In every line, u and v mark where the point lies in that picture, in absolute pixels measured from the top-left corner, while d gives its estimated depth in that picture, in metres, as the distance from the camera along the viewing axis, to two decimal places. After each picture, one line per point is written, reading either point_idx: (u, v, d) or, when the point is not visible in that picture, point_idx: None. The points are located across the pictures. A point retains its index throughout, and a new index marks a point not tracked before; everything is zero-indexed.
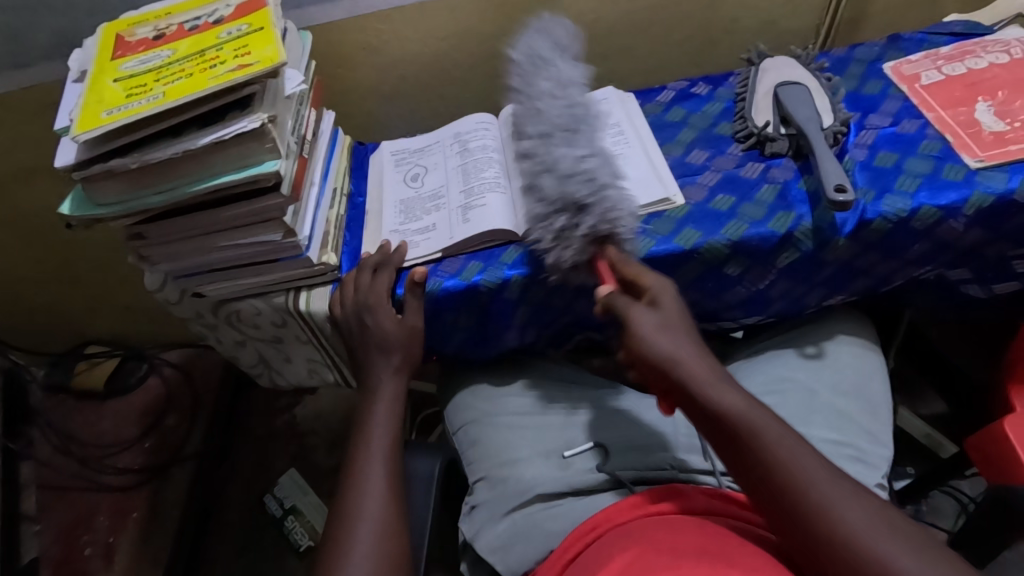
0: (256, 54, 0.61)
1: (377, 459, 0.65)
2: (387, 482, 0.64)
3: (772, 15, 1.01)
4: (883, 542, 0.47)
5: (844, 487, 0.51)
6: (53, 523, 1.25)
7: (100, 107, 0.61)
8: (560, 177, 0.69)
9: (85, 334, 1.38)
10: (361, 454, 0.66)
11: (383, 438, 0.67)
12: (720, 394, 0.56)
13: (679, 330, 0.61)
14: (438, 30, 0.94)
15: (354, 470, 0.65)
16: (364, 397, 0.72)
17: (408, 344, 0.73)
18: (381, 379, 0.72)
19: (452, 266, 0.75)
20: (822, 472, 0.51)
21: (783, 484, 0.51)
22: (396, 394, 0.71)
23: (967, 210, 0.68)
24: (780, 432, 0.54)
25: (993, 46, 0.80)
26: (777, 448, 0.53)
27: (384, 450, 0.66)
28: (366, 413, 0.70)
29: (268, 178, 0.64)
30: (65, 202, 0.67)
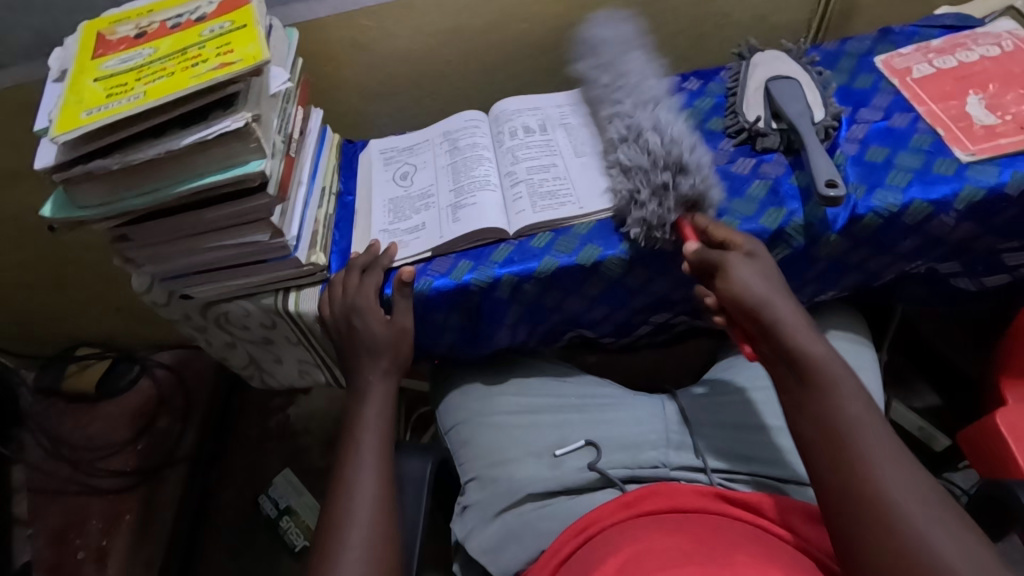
0: (239, 52, 0.60)
1: (368, 461, 0.64)
2: (379, 483, 0.63)
3: (762, 9, 1.01)
4: (923, 512, 0.47)
5: (904, 462, 0.50)
6: (45, 527, 1.23)
7: (80, 108, 0.60)
8: (663, 138, 0.73)
9: (76, 336, 1.37)
10: (352, 455, 0.65)
11: (375, 439, 0.67)
12: (801, 340, 0.57)
13: (773, 279, 0.63)
14: (426, 26, 0.93)
15: (345, 471, 0.64)
16: (354, 398, 0.72)
17: (398, 345, 0.73)
18: (372, 379, 0.72)
19: (441, 266, 0.75)
20: (879, 439, 0.51)
21: (839, 432, 0.52)
22: (384, 396, 0.71)
23: (957, 205, 0.68)
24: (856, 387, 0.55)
25: (983, 39, 0.80)
26: (848, 401, 0.54)
27: (376, 451, 0.66)
28: (357, 414, 0.69)
29: (254, 178, 0.63)
30: (47, 204, 0.66)
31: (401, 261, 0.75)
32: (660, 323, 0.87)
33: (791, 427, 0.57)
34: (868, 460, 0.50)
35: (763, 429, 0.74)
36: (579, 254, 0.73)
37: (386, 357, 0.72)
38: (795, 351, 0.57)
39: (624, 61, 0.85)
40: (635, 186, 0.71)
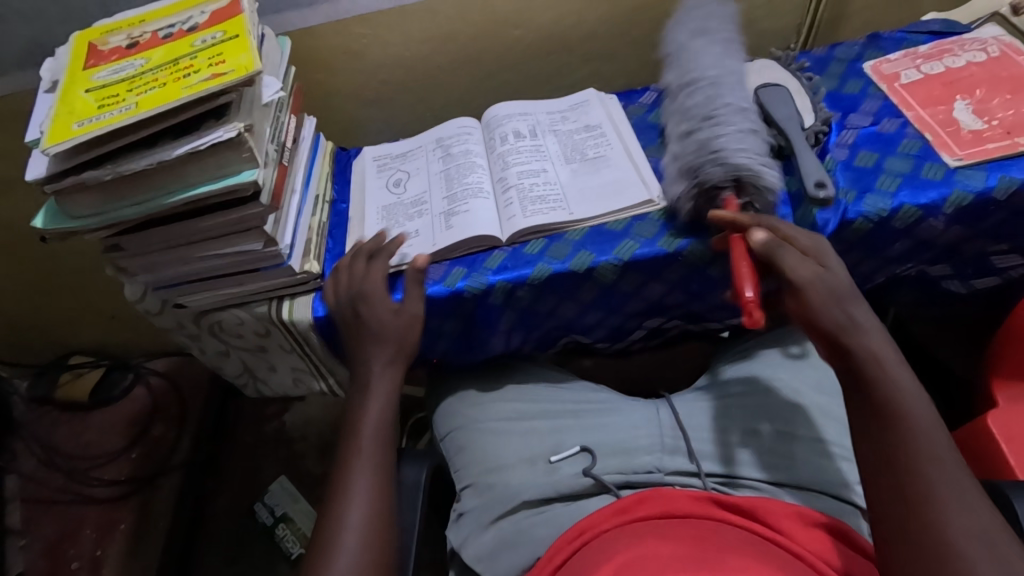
0: (230, 62, 0.60)
1: (364, 470, 0.64)
2: (375, 491, 0.63)
3: (751, 16, 1.02)
4: (976, 549, 0.48)
5: (971, 498, 0.51)
6: (38, 538, 1.22)
7: (71, 118, 0.60)
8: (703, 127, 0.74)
9: (70, 345, 1.37)
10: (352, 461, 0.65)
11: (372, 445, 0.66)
12: (886, 365, 0.58)
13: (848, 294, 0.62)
14: (419, 34, 0.94)
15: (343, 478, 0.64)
16: (356, 397, 0.71)
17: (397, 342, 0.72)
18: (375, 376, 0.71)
19: (447, 269, 0.75)
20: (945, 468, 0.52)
21: (906, 459, 0.53)
22: (386, 396, 0.71)
23: (946, 209, 0.69)
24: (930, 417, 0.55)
25: (969, 45, 0.81)
26: (921, 429, 0.54)
27: (372, 459, 0.65)
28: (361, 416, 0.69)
29: (246, 188, 0.63)
30: (38, 215, 0.65)
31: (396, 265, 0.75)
32: (654, 327, 0.87)
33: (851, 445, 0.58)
34: (931, 483, 0.52)
35: (757, 434, 0.75)
36: (571, 261, 0.73)
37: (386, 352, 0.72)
38: (872, 376, 0.58)
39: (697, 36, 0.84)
40: (686, 168, 0.72)
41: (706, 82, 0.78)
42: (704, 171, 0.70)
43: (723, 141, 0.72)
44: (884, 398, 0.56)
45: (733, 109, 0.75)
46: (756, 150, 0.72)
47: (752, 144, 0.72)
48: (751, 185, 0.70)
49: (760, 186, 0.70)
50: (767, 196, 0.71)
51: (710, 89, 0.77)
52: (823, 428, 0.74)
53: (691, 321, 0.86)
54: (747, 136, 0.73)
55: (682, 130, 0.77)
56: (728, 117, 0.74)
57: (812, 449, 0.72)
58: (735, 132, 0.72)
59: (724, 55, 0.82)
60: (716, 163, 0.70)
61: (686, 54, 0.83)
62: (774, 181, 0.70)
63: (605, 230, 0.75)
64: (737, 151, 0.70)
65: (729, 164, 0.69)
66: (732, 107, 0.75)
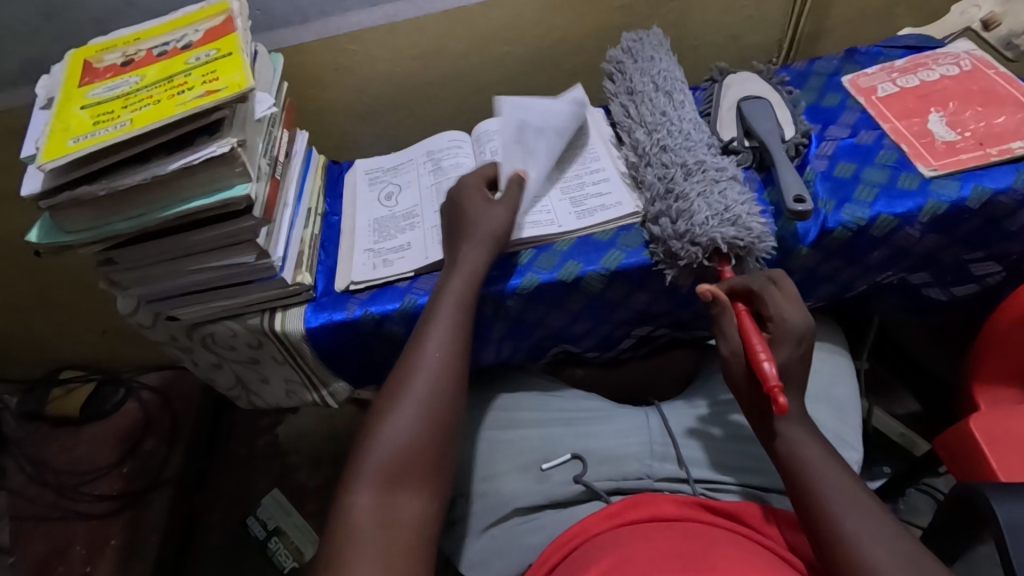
0: (224, 80, 0.62)
1: (416, 398, 0.61)
2: (422, 421, 0.60)
3: (733, 30, 1.04)
4: (860, 518, 0.54)
5: (843, 470, 0.58)
6: (27, 555, 1.21)
7: (67, 135, 0.61)
8: (666, 192, 0.74)
9: (60, 359, 1.36)
10: (402, 388, 0.62)
11: (432, 370, 0.63)
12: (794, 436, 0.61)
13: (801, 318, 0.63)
14: (410, 50, 0.96)
15: (391, 402, 0.61)
16: (421, 322, 0.67)
17: (475, 266, 0.70)
18: (449, 300, 0.68)
19: (546, 261, 0.75)
20: (872, 519, 0.54)
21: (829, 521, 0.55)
22: (456, 321, 0.66)
23: (921, 217, 0.71)
24: (841, 471, 0.58)
25: (943, 58, 0.83)
26: (830, 485, 0.57)
27: (427, 385, 0.62)
28: (420, 342, 0.65)
29: (239, 202, 0.64)
30: (32, 230, 0.66)
31: (363, 283, 0.77)
32: (642, 336, 0.88)
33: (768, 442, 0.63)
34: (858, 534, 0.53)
35: (741, 439, 0.76)
36: (560, 271, 0.74)
37: (467, 267, 0.70)
38: (791, 455, 0.60)
39: (643, 83, 0.84)
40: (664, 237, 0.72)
41: (655, 150, 0.78)
42: (678, 244, 0.70)
43: (694, 206, 0.70)
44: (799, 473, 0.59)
45: (693, 166, 0.74)
46: (728, 200, 0.71)
47: (720, 201, 0.70)
48: (736, 244, 0.69)
49: (741, 238, 0.69)
50: (758, 244, 0.70)
51: (661, 157, 0.77)
52: None
53: (679, 329, 0.87)
54: (714, 191, 0.72)
55: (648, 194, 0.76)
56: (682, 186, 0.73)
57: None
58: (702, 192, 0.72)
59: (668, 108, 0.82)
60: (687, 236, 0.70)
61: (629, 125, 0.83)
62: (765, 245, 0.70)
63: (592, 241, 0.76)
64: (699, 220, 0.69)
65: (700, 238, 0.69)
66: (689, 168, 0.74)
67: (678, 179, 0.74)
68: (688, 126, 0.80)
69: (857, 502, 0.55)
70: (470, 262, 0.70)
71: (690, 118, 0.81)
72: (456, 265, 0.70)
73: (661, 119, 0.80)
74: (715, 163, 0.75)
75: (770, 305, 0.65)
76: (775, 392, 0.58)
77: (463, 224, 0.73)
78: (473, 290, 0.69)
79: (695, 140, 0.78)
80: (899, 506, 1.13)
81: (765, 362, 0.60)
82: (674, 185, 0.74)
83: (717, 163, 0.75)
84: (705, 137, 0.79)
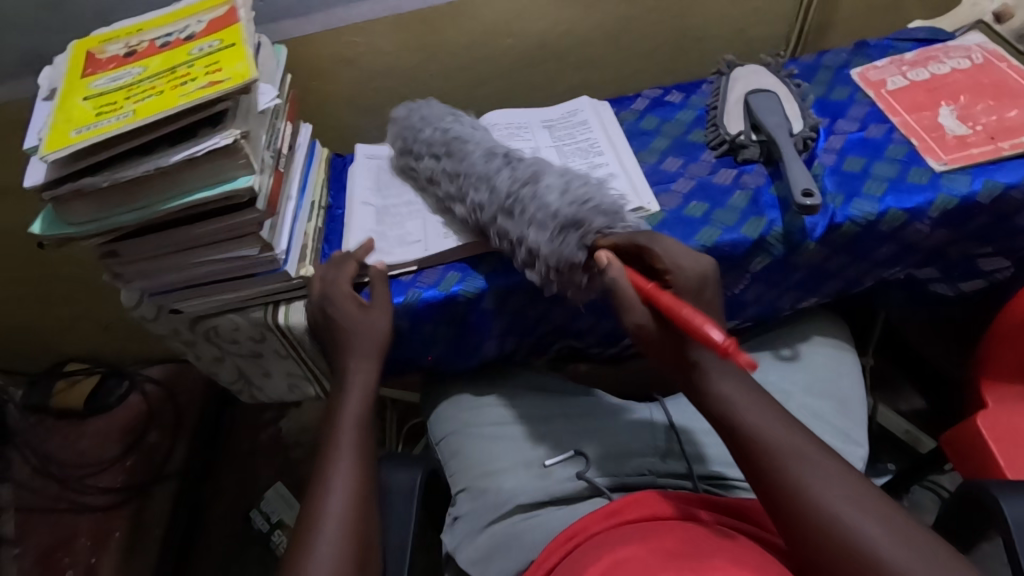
0: (227, 71, 0.61)
1: (332, 542, 0.57)
2: (342, 558, 0.57)
3: (741, 23, 1.03)
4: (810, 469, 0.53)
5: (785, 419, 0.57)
6: (32, 547, 1.21)
7: (69, 126, 0.61)
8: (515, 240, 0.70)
9: (65, 352, 1.36)
10: (313, 537, 0.58)
11: (344, 507, 0.60)
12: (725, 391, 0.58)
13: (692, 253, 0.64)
14: (414, 42, 0.95)
15: (303, 557, 0.57)
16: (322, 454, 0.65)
17: (368, 394, 0.69)
18: (344, 447, 0.65)
19: None
20: (824, 471, 0.53)
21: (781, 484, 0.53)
22: (359, 453, 0.64)
23: (931, 212, 0.70)
24: (776, 416, 0.57)
25: (953, 52, 0.82)
26: (776, 438, 0.55)
27: (341, 526, 0.58)
28: (325, 486, 0.61)
29: (242, 194, 0.64)
30: (35, 222, 0.66)
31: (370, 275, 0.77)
32: None
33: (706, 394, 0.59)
34: (810, 489, 0.52)
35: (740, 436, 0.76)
36: None
37: (357, 392, 0.69)
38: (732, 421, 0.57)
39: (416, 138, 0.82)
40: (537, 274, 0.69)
41: (467, 203, 0.74)
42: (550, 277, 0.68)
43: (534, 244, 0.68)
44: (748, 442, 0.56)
45: (517, 206, 0.70)
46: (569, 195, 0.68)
47: (555, 203, 0.67)
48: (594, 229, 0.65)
49: (593, 222, 0.65)
50: (621, 220, 0.66)
51: (473, 206, 0.74)
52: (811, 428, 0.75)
53: None
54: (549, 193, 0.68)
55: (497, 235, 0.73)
56: (519, 204, 0.70)
57: None
58: (536, 224, 0.68)
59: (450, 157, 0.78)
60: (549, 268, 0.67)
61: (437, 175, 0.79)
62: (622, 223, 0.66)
63: None
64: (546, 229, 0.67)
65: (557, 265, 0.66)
66: (518, 182, 0.71)
67: (512, 225, 0.70)
68: (488, 145, 0.77)
69: (801, 453, 0.54)
70: (358, 388, 0.69)
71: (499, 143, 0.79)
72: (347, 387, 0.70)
73: (467, 164, 0.76)
74: (546, 170, 0.72)
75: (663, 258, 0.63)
76: (738, 356, 0.49)
77: (346, 344, 0.71)
78: (369, 420, 0.68)
79: (507, 157, 0.75)
80: (903, 503, 1.13)
81: (709, 329, 0.51)
82: (513, 235, 0.70)
83: (543, 168, 0.72)
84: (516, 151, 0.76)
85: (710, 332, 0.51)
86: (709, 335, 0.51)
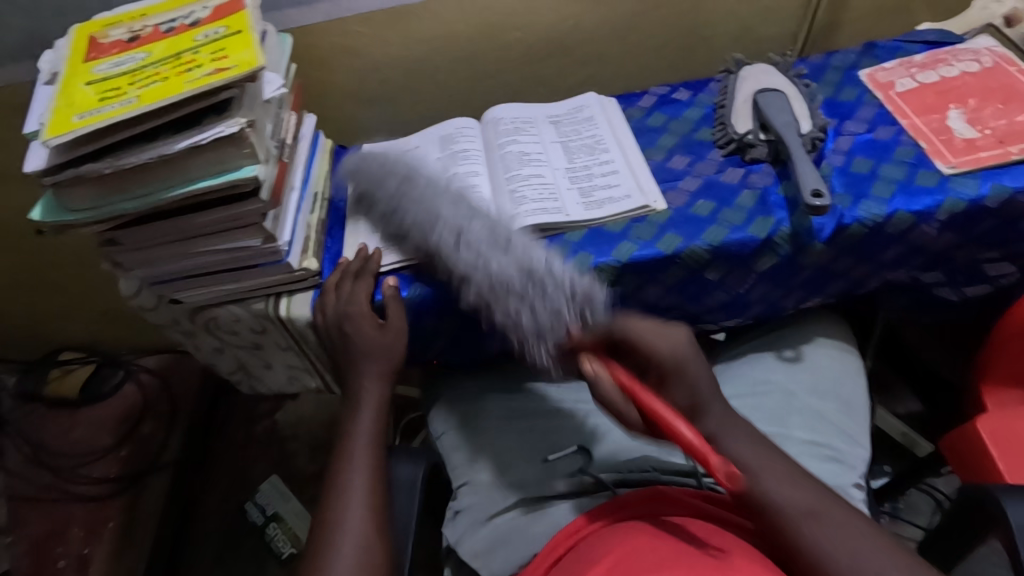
0: (234, 58, 0.60)
1: (350, 557, 0.58)
2: (363, 570, 0.58)
3: (748, 22, 1.03)
4: (799, 508, 0.55)
5: (774, 460, 0.59)
6: (24, 536, 1.20)
7: (71, 111, 0.59)
8: (503, 293, 0.62)
9: (60, 340, 1.35)
10: (329, 553, 0.59)
11: (361, 524, 0.60)
12: (732, 448, 0.60)
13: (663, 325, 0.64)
14: (419, 33, 0.94)
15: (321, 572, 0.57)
16: (336, 465, 0.66)
17: (380, 407, 0.71)
18: (358, 463, 0.65)
19: None
20: (834, 520, 0.55)
21: (788, 538, 0.54)
22: (372, 468, 0.65)
23: (939, 215, 0.70)
24: (786, 471, 0.58)
25: (963, 55, 0.82)
26: (771, 485, 0.57)
27: (359, 540, 0.59)
28: (340, 501, 0.62)
29: (247, 183, 0.63)
30: (35, 208, 0.65)
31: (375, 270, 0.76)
32: None
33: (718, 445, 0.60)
34: (811, 542, 0.53)
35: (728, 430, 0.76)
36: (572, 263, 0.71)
37: (370, 408, 0.70)
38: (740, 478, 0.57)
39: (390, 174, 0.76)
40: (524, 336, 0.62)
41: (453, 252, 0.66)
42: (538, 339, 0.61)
43: (519, 313, 0.62)
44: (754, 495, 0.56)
45: (505, 262, 0.64)
46: (535, 301, 0.61)
47: (523, 295, 0.61)
48: (566, 326, 0.61)
49: (568, 312, 0.61)
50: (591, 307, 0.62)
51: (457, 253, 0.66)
52: (813, 430, 0.75)
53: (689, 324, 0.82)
54: (506, 287, 0.62)
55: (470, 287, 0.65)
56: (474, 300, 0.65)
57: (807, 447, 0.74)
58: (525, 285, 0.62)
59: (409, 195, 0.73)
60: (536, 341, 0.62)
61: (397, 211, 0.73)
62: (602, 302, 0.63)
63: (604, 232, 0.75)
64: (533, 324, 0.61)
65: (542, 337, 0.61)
66: (462, 267, 0.65)
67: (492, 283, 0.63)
68: (443, 205, 0.69)
69: (810, 508, 0.55)
70: (372, 401, 0.71)
71: (447, 196, 0.71)
72: (361, 400, 0.71)
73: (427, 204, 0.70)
74: (486, 255, 0.64)
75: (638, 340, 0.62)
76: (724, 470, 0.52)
77: (354, 361, 0.72)
78: (382, 433, 0.69)
79: (453, 222, 0.67)
80: (897, 505, 1.14)
81: (679, 426, 0.52)
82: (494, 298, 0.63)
83: (483, 247, 0.65)
84: (455, 224, 0.67)
85: (684, 429, 0.52)
86: (683, 434, 0.52)
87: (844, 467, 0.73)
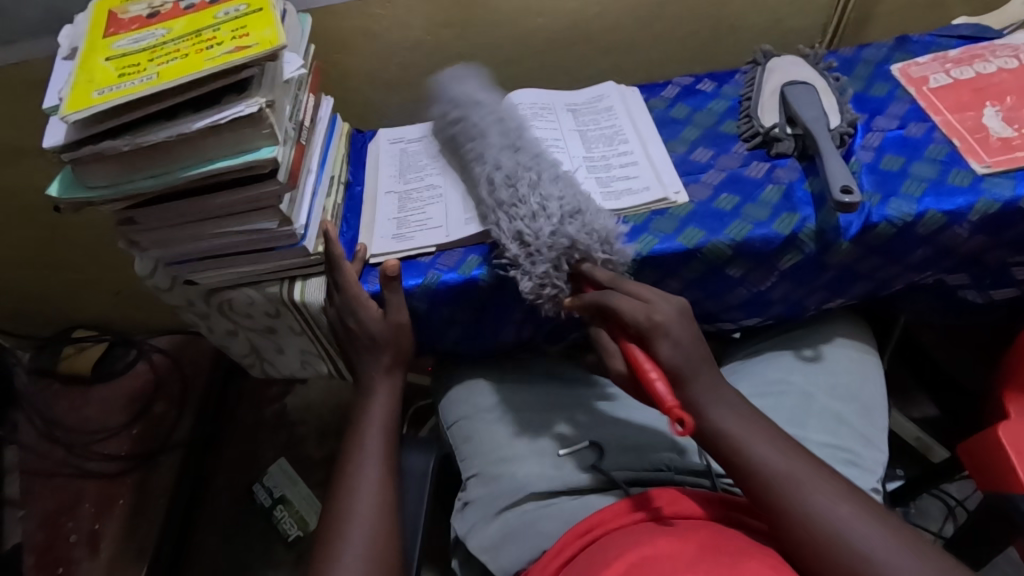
0: (255, 36, 0.59)
1: (358, 547, 0.57)
2: (371, 559, 0.57)
3: (776, 12, 1.00)
4: (792, 468, 0.55)
5: (759, 427, 0.57)
6: (37, 510, 1.22)
7: (91, 86, 0.59)
8: (541, 211, 0.67)
9: (73, 318, 1.35)
10: (339, 542, 0.58)
11: (371, 513, 0.60)
12: (718, 419, 0.57)
13: (641, 291, 0.63)
14: (440, 17, 0.92)
15: (330, 558, 0.57)
16: (346, 454, 0.65)
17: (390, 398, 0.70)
18: (370, 454, 0.64)
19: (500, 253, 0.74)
20: (815, 487, 0.54)
21: (777, 512, 0.54)
22: (384, 457, 0.64)
23: (972, 216, 0.68)
24: (771, 434, 0.57)
25: (1001, 51, 0.80)
26: (760, 449, 0.56)
27: (367, 531, 0.58)
28: (351, 489, 0.61)
29: (265, 165, 0.62)
30: (52, 184, 0.65)
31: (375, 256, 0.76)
32: None
33: (712, 418, 0.58)
34: (806, 506, 0.53)
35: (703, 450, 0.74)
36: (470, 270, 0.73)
37: (382, 396, 0.69)
38: (729, 443, 0.57)
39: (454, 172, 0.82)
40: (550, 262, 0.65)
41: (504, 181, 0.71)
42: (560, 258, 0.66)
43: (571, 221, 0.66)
44: (748, 472, 0.55)
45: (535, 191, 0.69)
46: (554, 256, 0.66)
47: (537, 231, 0.66)
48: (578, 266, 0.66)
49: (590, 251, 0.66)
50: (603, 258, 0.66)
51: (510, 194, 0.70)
52: (831, 432, 0.74)
53: (704, 321, 0.81)
54: (528, 224, 0.67)
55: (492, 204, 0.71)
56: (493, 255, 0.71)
57: (826, 450, 0.72)
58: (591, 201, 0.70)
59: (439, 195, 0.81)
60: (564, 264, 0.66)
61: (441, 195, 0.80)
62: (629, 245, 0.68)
63: (624, 224, 0.73)
64: (534, 273, 0.66)
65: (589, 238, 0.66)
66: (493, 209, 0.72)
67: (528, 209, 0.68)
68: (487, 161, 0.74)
69: (791, 474, 0.54)
70: (384, 391, 0.70)
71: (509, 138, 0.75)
72: (372, 391, 0.70)
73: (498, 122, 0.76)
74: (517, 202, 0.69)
75: (617, 304, 0.61)
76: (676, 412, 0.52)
77: (367, 349, 0.72)
78: (393, 423, 0.68)
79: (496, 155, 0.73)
80: (909, 510, 1.12)
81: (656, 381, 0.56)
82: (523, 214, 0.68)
83: (518, 206, 0.69)
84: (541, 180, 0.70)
85: (658, 382, 0.56)
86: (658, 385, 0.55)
87: (862, 472, 0.72)
